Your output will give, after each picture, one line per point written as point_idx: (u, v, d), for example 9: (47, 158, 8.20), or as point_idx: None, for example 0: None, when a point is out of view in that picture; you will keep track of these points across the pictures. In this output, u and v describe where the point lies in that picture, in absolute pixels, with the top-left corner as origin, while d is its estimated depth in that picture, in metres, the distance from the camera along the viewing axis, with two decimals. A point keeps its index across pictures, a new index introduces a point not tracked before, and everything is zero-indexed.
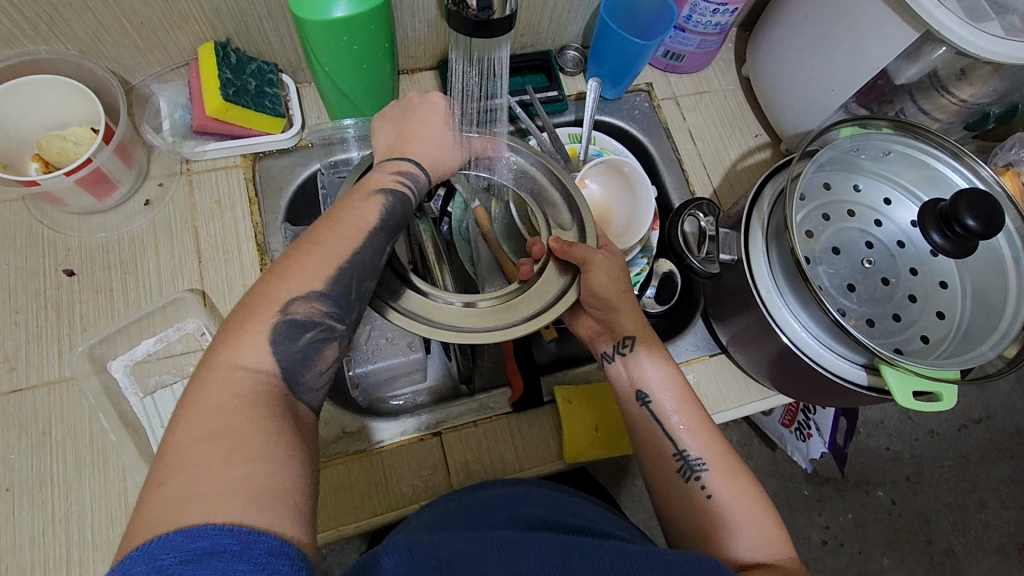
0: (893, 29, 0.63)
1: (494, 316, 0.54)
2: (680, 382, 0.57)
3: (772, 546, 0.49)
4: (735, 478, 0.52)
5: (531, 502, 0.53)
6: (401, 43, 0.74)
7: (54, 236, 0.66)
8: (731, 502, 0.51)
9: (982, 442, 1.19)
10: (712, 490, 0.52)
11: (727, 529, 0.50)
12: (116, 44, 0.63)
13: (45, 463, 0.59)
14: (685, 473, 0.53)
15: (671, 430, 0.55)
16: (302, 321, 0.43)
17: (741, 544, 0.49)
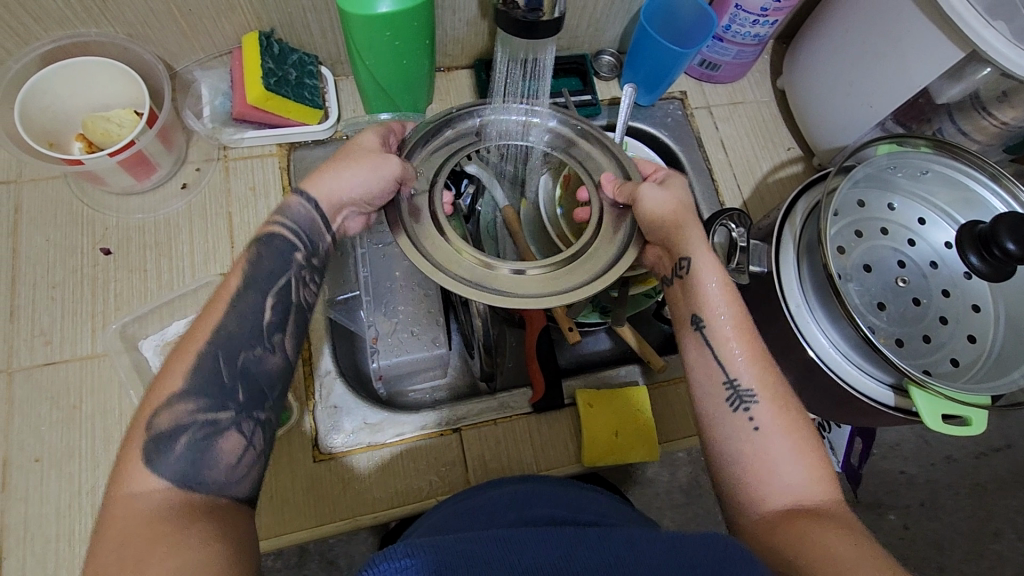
0: (939, 48, 0.62)
1: (550, 277, 0.53)
2: (737, 306, 0.54)
3: (816, 488, 0.47)
4: (787, 414, 0.50)
5: (538, 501, 0.53)
6: (441, 41, 0.75)
7: (92, 214, 0.68)
8: (780, 439, 0.49)
9: (1001, 472, 1.11)
10: (760, 423, 0.50)
11: (772, 466, 0.48)
12: (163, 29, 0.64)
13: (74, 437, 0.60)
14: (735, 402, 0.51)
15: (726, 356, 0.52)
16: (168, 429, 0.42)
17: (785, 482, 0.47)
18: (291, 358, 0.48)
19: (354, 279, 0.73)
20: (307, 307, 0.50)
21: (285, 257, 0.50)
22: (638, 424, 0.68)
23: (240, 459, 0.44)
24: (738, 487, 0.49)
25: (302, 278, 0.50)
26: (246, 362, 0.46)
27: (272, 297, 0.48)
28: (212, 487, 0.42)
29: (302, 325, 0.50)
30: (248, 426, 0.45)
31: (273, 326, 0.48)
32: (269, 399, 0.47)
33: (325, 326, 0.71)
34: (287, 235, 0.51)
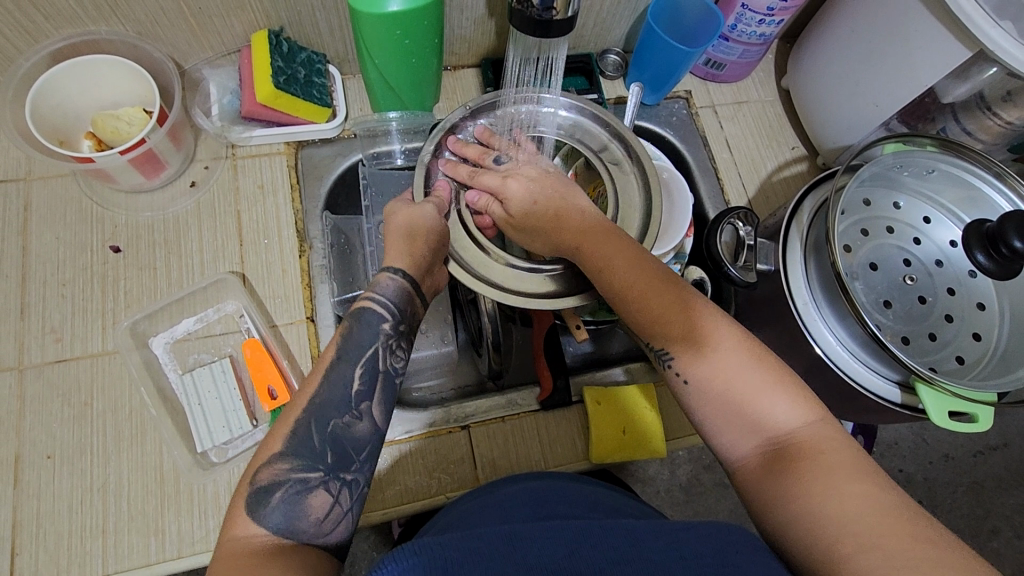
0: (945, 47, 0.63)
1: (563, 281, 0.61)
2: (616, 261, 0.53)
3: (781, 416, 0.46)
4: (714, 354, 0.48)
5: (554, 498, 0.53)
6: (448, 40, 0.75)
7: (102, 212, 0.68)
8: (718, 386, 0.48)
9: (999, 470, 1.07)
10: (687, 374, 0.49)
11: (727, 417, 0.47)
12: (173, 27, 0.64)
13: (85, 433, 0.60)
14: (661, 359, 0.51)
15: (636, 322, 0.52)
16: (267, 484, 0.44)
17: (748, 425, 0.46)
18: (378, 425, 0.50)
19: (363, 278, 0.71)
20: (395, 374, 0.52)
21: (373, 330, 0.52)
22: (645, 422, 0.68)
23: (327, 515, 0.45)
24: (717, 442, 0.48)
25: (389, 346, 0.52)
26: (335, 428, 0.48)
27: (362, 367, 0.50)
28: (306, 538, 0.43)
29: (388, 393, 0.51)
30: (336, 486, 0.46)
31: (361, 394, 0.50)
32: (355, 462, 0.48)
33: (335, 324, 0.67)
34: (378, 308, 0.53)
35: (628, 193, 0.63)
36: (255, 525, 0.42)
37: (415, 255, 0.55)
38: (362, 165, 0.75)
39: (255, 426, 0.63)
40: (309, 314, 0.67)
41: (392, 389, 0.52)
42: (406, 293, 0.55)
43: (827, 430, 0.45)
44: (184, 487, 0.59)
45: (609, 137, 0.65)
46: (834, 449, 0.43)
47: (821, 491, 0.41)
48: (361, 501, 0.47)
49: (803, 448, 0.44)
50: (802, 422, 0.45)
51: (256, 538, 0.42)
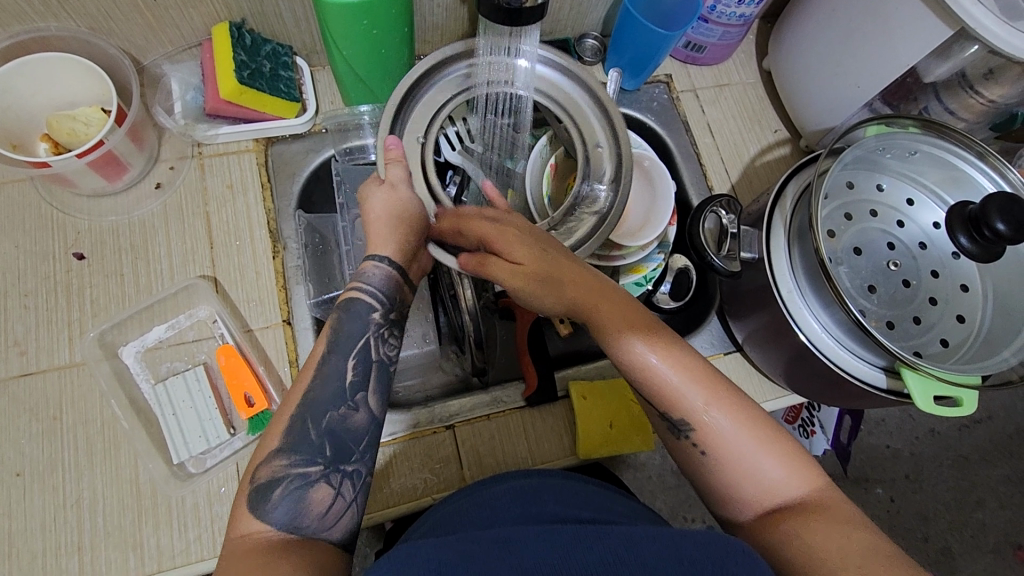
0: (927, 26, 0.61)
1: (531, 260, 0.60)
2: (627, 310, 0.53)
3: (790, 484, 0.45)
4: (732, 427, 0.47)
5: (547, 496, 0.52)
6: (420, 27, 0.73)
7: (63, 218, 0.65)
8: (733, 459, 0.47)
9: (983, 442, 1.06)
10: (706, 447, 0.48)
11: (735, 485, 0.46)
12: (127, 22, 0.61)
13: (56, 448, 0.58)
14: (677, 431, 0.49)
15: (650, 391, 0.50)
16: (268, 480, 0.45)
17: (761, 491, 0.46)
18: (375, 412, 0.51)
19: (340, 279, 0.70)
20: (389, 362, 0.54)
21: (364, 318, 0.53)
22: (632, 414, 0.68)
23: (330, 509, 0.46)
24: (718, 507, 0.48)
25: (381, 335, 0.54)
26: (331, 422, 0.49)
27: (354, 358, 0.52)
28: (311, 532, 0.44)
29: (383, 379, 0.53)
30: (337, 478, 0.47)
31: (356, 385, 0.51)
32: (355, 453, 0.49)
33: (313, 326, 0.66)
34: (368, 298, 0.55)
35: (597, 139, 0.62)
36: (259, 521, 0.44)
37: (396, 246, 0.56)
38: (335, 160, 0.73)
39: (234, 434, 0.62)
40: (286, 317, 0.65)
41: (386, 377, 0.53)
42: (394, 281, 0.56)
43: (828, 491, 0.45)
44: (162, 500, 0.58)
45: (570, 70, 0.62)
46: (843, 506, 0.44)
47: (815, 538, 0.42)
48: (363, 493, 0.48)
49: (821, 512, 0.43)
50: (812, 488, 0.45)
51: (263, 534, 0.43)
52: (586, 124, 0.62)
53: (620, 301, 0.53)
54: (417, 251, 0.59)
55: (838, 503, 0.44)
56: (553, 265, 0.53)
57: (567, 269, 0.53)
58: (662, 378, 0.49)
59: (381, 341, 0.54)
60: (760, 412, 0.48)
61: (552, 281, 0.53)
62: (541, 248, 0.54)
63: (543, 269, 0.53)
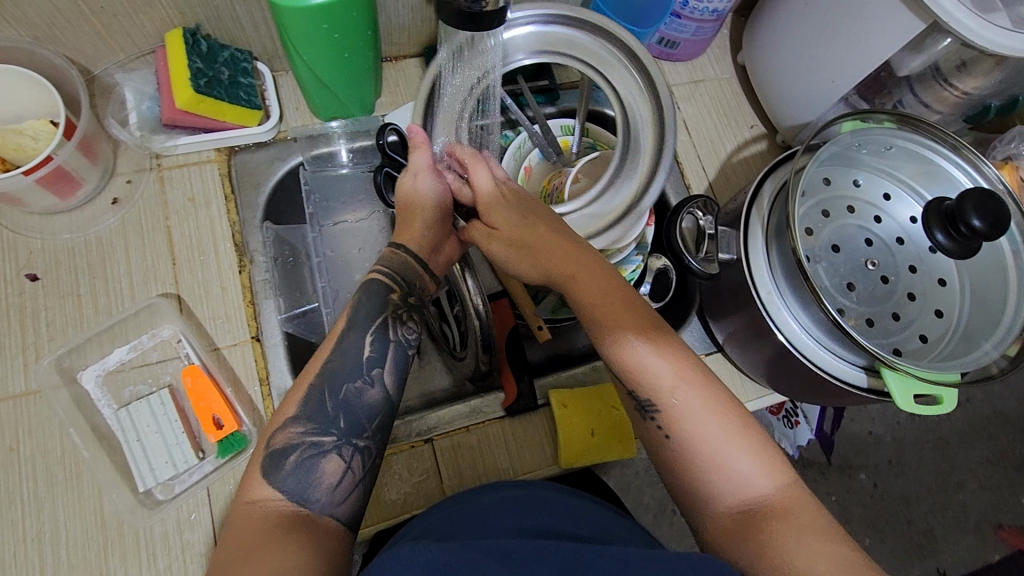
0: (899, 19, 0.60)
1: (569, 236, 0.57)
2: (611, 289, 0.51)
3: (756, 478, 0.45)
4: (700, 411, 0.47)
5: (536, 508, 0.51)
6: (385, 29, 0.70)
7: (15, 237, 0.62)
8: (700, 445, 0.46)
9: (961, 424, 1.04)
10: (671, 432, 0.47)
11: (700, 473, 0.46)
12: (74, 30, 0.57)
13: (14, 481, 0.55)
14: (644, 413, 0.49)
15: (624, 369, 0.49)
16: (282, 446, 0.46)
17: (723, 486, 0.45)
18: (390, 394, 0.51)
19: (312, 292, 0.70)
20: (407, 344, 0.53)
21: (376, 296, 0.53)
22: (614, 420, 0.67)
23: (339, 481, 0.46)
24: (680, 496, 0.48)
25: (399, 316, 0.53)
26: (347, 393, 0.49)
27: (371, 336, 0.51)
28: (319, 507, 0.45)
29: (399, 362, 0.52)
30: (349, 452, 0.47)
31: (373, 361, 0.51)
32: (368, 430, 0.49)
33: (283, 341, 0.64)
34: (384, 278, 0.54)
35: (629, 92, 0.59)
36: (269, 487, 0.45)
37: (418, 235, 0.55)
38: (303, 168, 0.71)
39: (203, 458, 0.60)
40: (254, 334, 0.63)
41: (403, 358, 0.52)
42: (411, 266, 0.55)
43: (798, 495, 0.45)
44: (128, 530, 0.55)
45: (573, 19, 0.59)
46: (803, 511, 0.43)
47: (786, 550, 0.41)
48: (371, 470, 0.49)
49: (782, 517, 0.43)
50: (777, 487, 0.45)
51: (273, 503, 0.44)
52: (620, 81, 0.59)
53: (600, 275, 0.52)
54: (440, 240, 0.58)
55: (799, 504, 0.44)
56: (534, 235, 0.52)
57: (549, 241, 0.52)
58: (634, 352, 0.49)
59: (400, 319, 0.53)
60: (733, 401, 0.48)
61: (530, 249, 0.52)
62: (526, 219, 0.52)
63: (525, 238, 0.52)
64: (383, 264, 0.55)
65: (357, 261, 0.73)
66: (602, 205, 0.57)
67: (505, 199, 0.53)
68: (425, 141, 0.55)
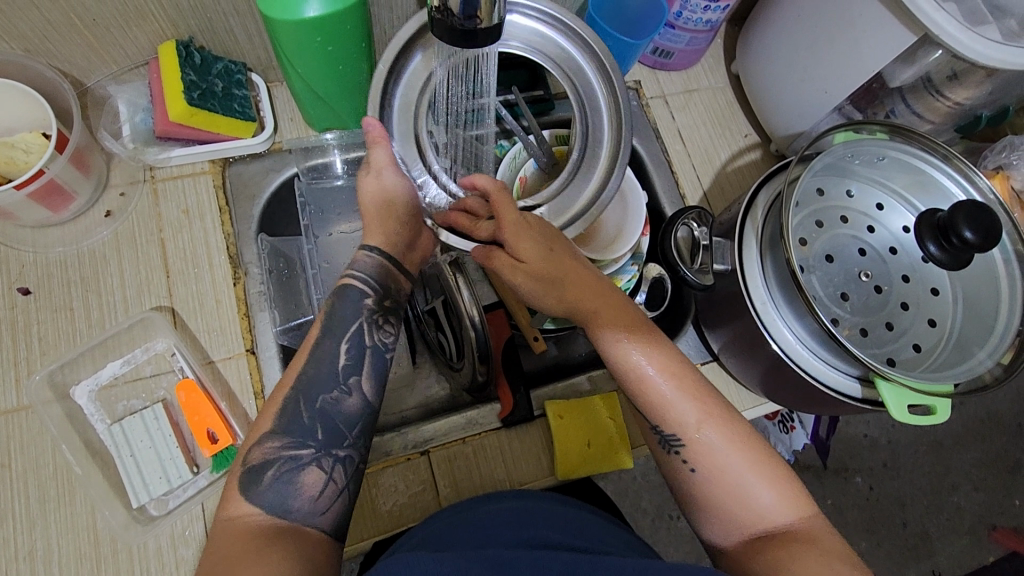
0: (890, 32, 0.61)
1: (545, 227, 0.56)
2: (634, 324, 0.52)
3: (780, 510, 0.45)
4: (724, 444, 0.47)
5: (533, 520, 0.51)
6: (379, 40, 0.70)
7: (6, 251, 0.61)
8: (725, 476, 0.46)
9: (955, 427, 1.04)
10: (696, 464, 0.47)
11: (724, 505, 0.46)
12: (67, 43, 0.57)
13: (6, 498, 0.55)
14: (668, 447, 0.49)
15: (647, 403, 0.49)
16: (260, 462, 0.46)
17: (748, 517, 0.46)
18: (369, 400, 0.51)
19: (307, 304, 0.68)
20: (383, 349, 0.53)
21: (352, 306, 0.53)
22: (612, 429, 0.67)
23: (322, 492, 0.46)
24: (704, 530, 0.48)
25: (374, 321, 0.54)
26: (323, 404, 0.49)
27: (347, 342, 0.52)
28: (303, 517, 0.45)
29: (377, 366, 0.52)
30: (329, 462, 0.47)
31: (349, 368, 0.51)
32: (349, 438, 0.49)
33: (278, 353, 0.63)
34: (358, 285, 0.55)
35: (589, 89, 0.58)
36: (248, 504, 0.44)
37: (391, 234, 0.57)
38: (298, 179, 0.70)
39: (197, 472, 0.59)
40: (249, 346, 0.63)
41: (381, 365, 0.52)
42: (386, 269, 0.56)
43: (819, 526, 0.45)
44: (122, 547, 0.55)
45: (541, 11, 0.57)
46: (827, 539, 0.44)
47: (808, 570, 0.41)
48: (354, 478, 0.48)
49: (807, 544, 0.43)
50: (800, 516, 0.45)
51: (252, 518, 0.43)
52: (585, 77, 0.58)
53: (621, 311, 0.53)
54: (412, 239, 0.59)
55: (823, 532, 0.45)
56: (558, 266, 0.52)
57: (571, 274, 0.52)
58: (657, 385, 0.49)
59: (376, 322, 0.54)
60: (755, 434, 0.48)
61: (553, 282, 0.52)
62: (550, 252, 0.51)
63: (549, 271, 0.51)
64: (358, 268, 0.56)
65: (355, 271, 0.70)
66: (560, 203, 0.57)
67: (529, 229, 0.51)
68: (384, 136, 0.53)
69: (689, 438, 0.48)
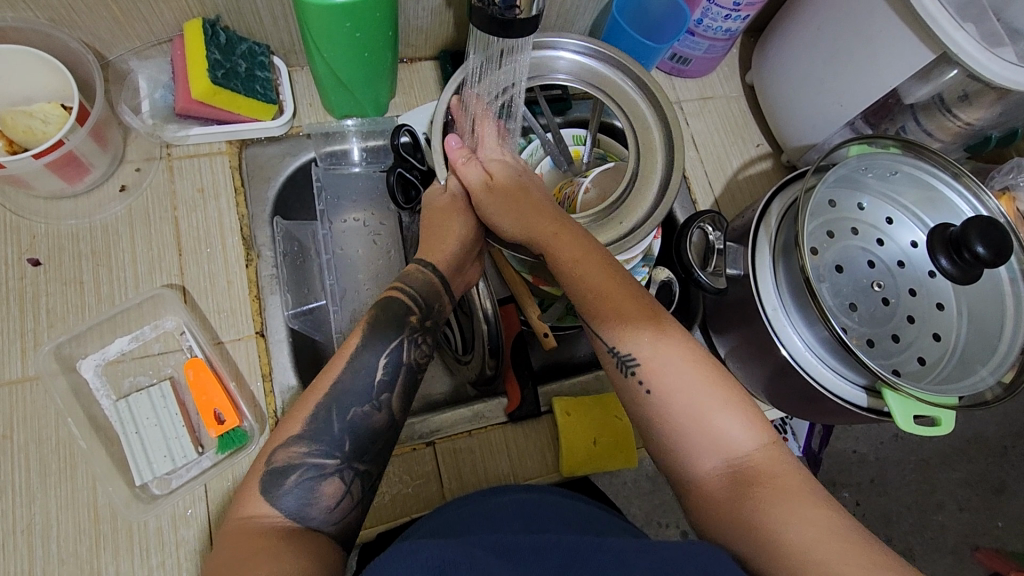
0: (909, 50, 0.62)
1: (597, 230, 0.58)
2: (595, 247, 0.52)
3: (737, 433, 0.46)
4: (681, 367, 0.47)
5: (540, 513, 0.51)
6: (403, 31, 0.70)
7: (17, 220, 0.61)
8: (681, 399, 0.47)
9: (943, 446, 1.04)
10: (652, 386, 0.48)
11: (682, 431, 0.46)
12: (93, 15, 0.57)
13: (7, 468, 0.54)
14: (626, 373, 0.49)
15: (611, 328, 0.50)
16: (283, 465, 0.45)
17: (706, 442, 0.46)
18: (396, 415, 0.50)
19: (320, 289, 0.69)
20: (417, 368, 0.53)
21: (396, 318, 0.53)
22: (617, 429, 0.68)
23: (338, 503, 0.46)
24: (668, 459, 0.48)
25: (414, 340, 0.53)
26: (354, 417, 0.48)
27: (385, 358, 0.51)
28: (315, 524, 0.45)
29: (409, 384, 0.52)
30: (350, 474, 0.47)
31: (384, 385, 0.50)
32: (371, 453, 0.48)
33: (287, 337, 0.63)
34: (404, 299, 0.54)
35: (640, 115, 0.60)
36: (268, 505, 0.44)
37: (442, 251, 0.56)
38: (315, 164, 0.71)
39: (202, 453, 0.59)
40: (259, 329, 0.62)
41: (413, 383, 0.52)
42: (434, 287, 0.56)
43: (779, 453, 0.46)
44: (123, 524, 0.54)
45: (585, 44, 0.59)
46: (784, 471, 0.44)
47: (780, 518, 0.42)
48: (371, 490, 0.48)
49: (766, 476, 0.44)
50: (759, 446, 0.46)
51: (269, 518, 0.44)
52: (631, 108, 0.60)
53: (582, 240, 0.52)
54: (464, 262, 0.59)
55: (781, 459, 0.45)
56: (527, 199, 0.55)
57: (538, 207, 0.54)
58: (612, 312, 0.50)
59: (422, 335, 0.53)
60: (714, 363, 0.49)
61: (519, 207, 0.54)
62: (520, 186, 0.56)
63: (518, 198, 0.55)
64: (408, 281, 0.55)
65: (367, 261, 0.73)
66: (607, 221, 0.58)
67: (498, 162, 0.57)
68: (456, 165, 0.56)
69: (648, 361, 0.48)
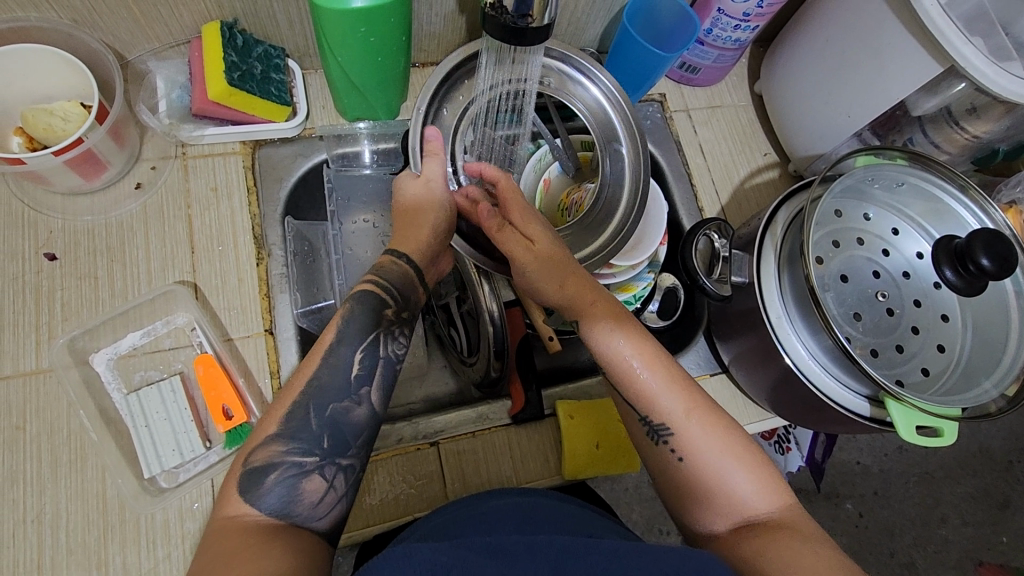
0: (917, 63, 0.62)
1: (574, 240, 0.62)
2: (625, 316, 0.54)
3: (761, 503, 0.46)
4: (708, 435, 0.48)
5: (539, 515, 0.51)
6: (416, 36, 0.71)
7: (35, 215, 0.62)
8: (708, 466, 0.47)
9: (948, 460, 1.04)
10: (682, 454, 0.48)
11: (708, 495, 0.47)
12: (114, 16, 0.58)
13: (20, 458, 0.55)
14: (656, 438, 0.50)
15: (641, 394, 0.50)
16: (262, 464, 0.45)
17: (730, 505, 0.46)
18: (377, 409, 0.51)
19: (329, 288, 0.69)
20: (395, 360, 0.53)
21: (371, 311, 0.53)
22: (620, 434, 0.68)
23: (322, 499, 0.46)
24: (694, 521, 0.48)
25: (390, 331, 0.53)
26: (334, 412, 0.48)
27: (361, 353, 0.51)
28: (301, 520, 0.45)
29: (388, 377, 0.52)
30: (332, 470, 0.47)
31: (361, 378, 0.50)
32: (353, 447, 0.48)
33: (296, 335, 0.64)
34: (380, 292, 0.54)
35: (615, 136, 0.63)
36: (249, 506, 0.44)
37: (415, 240, 0.58)
38: (326, 166, 0.72)
39: (209, 447, 0.60)
40: (268, 326, 0.63)
41: (392, 374, 0.52)
42: (409, 277, 0.57)
43: (799, 514, 0.46)
44: (130, 517, 0.55)
45: (590, 73, 0.63)
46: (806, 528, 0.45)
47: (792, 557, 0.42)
48: (355, 486, 0.48)
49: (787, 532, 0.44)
50: (783, 508, 0.46)
51: (251, 517, 0.43)
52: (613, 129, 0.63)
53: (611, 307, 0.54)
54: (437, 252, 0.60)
55: (803, 521, 0.45)
56: (561, 258, 0.54)
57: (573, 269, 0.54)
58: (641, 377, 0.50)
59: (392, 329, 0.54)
60: (738, 429, 0.49)
61: (557, 271, 0.53)
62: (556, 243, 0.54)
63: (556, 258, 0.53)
64: (383, 273, 0.56)
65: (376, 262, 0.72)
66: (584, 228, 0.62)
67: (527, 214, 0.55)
68: (437, 149, 0.58)
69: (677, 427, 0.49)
